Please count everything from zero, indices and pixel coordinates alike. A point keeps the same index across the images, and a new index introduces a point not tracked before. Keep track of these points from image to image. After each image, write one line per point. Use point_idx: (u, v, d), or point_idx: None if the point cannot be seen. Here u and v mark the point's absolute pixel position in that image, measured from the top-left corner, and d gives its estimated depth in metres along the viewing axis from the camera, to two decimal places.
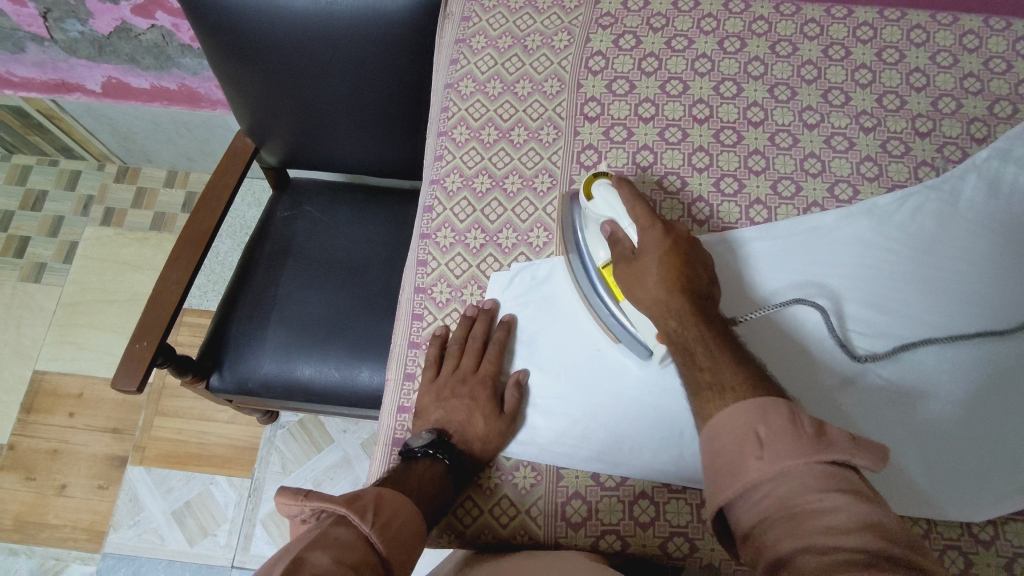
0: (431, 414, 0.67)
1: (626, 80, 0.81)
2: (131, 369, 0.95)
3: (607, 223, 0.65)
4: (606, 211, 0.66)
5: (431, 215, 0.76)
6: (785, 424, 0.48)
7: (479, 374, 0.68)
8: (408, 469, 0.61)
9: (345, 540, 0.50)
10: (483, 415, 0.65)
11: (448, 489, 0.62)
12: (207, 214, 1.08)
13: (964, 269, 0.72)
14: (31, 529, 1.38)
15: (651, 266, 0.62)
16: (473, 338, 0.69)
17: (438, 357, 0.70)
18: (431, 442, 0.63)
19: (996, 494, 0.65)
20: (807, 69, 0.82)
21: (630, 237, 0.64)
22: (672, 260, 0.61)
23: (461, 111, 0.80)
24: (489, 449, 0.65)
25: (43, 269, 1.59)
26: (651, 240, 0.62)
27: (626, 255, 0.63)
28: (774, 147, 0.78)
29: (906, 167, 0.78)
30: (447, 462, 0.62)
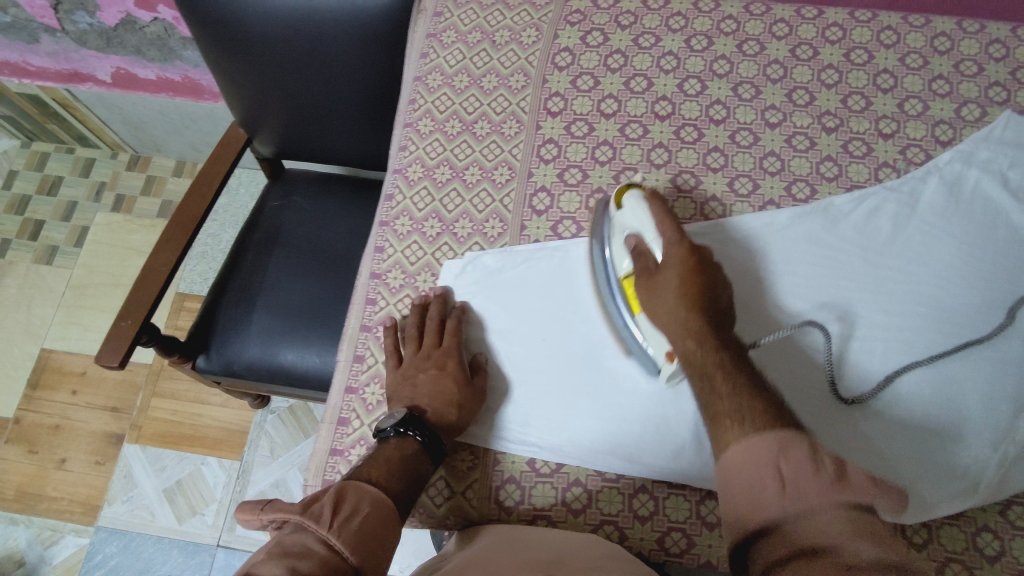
0: (403, 396, 0.67)
1: (591, 76, 0.82)
2: (115, 345, 0.99)
3: (633, 236, 0.66)
4: (632, 222, 0.66)
5: (391, 204, 0.78)
6: (807, 463, 0.47)
7: (442, 349, 0.69)
8: (377, 451, 0.61)
9: (300, 548, 0.49)
10: (451, 383, 0.66)
11: (424, 463, 0.62)
12: (199, 199, 1.11)
13: (918, 274, 0.73)
14: (30, 500, 1.44)
15: (671, 287, 0.61)
16: (430, 319, 0.71)
17: (395, 346, 0.71)
18: (402, 421, 0.63)
19: (945, 493, 0.65)
20: (773, 68, 0.82)
21: (654, 252, 0.64)
22: (694, 278, 0.61)
23: (427, 104, 0.82)
24: (466, 415, 0.66)
25: (55, 251, 1.65)
26: (674, 256, 0.62)
27: (648, 270, 0.64)
28: (734, 145, 0.79)
29: (867, 168, 0.78)
30: (419, 438, 0.62)
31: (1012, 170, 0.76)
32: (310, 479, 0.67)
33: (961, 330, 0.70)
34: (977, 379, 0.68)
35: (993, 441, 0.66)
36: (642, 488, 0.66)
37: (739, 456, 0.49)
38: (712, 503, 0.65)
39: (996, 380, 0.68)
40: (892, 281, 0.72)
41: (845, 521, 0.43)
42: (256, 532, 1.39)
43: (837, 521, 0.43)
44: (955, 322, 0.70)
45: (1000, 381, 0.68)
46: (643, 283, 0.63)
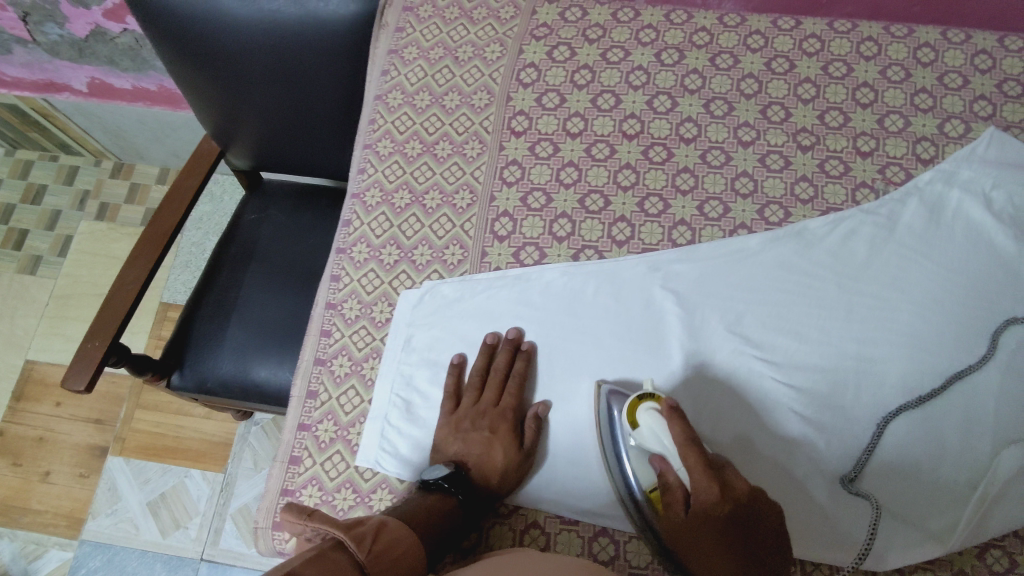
0: (449, 446, 0.65)
1: (556, 93, 0.79)
2: (82, 367, 0.97)
3: (658, 459, 0.58)
4: (654, 443, 0.59)
5: (348, 230, 0.75)
6: None
7: (500, 407, 0.66)
8: (420, 499, 0.60)
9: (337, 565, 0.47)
10: (502, 447, 0.64)
11: (457, 524, 0.60)
12: (169, 215, 1.09)
13: (895, 303, 0.69)
14: (15, 513, 1.44)
15: (705, 531, 0.55)
16: (495, 370, 0.67)
17: (454, 390, 0.67)
18: (448, 476, 0.62)
19: (908, 539, 0.63)
20: (747, 83, 0.79)
21: (682, 483, 0.57)
22: (732, 530, 0.54)
23: (387, 124, 0.79)
24: (510, 481, 0.63)
25: (39, 261, 1.64)
26: (701, 505, 0.55)
27: (676, 509, 0.56)
28: (705, 165, 0.76)
29: (844, 189, 0.74)
30: (460, 497, 0.61)
31: (995, 191, 0.72)
32: (260, 521, 0.66)
33: (941, 360, 0.67)
34: (955, 410, 0.65)
35: (973, 476, 0.63)
36: (603, 533, 0.64)
37: None
38: None
39: (976, 412, 0.65)
40: (865, 311, 0.69)
41: None
42: (239, 546, 1.38)
43: None
44: (931, 355, 0.67)
45: (981, 412, 0.65)
46: (674, 524, 0.57)
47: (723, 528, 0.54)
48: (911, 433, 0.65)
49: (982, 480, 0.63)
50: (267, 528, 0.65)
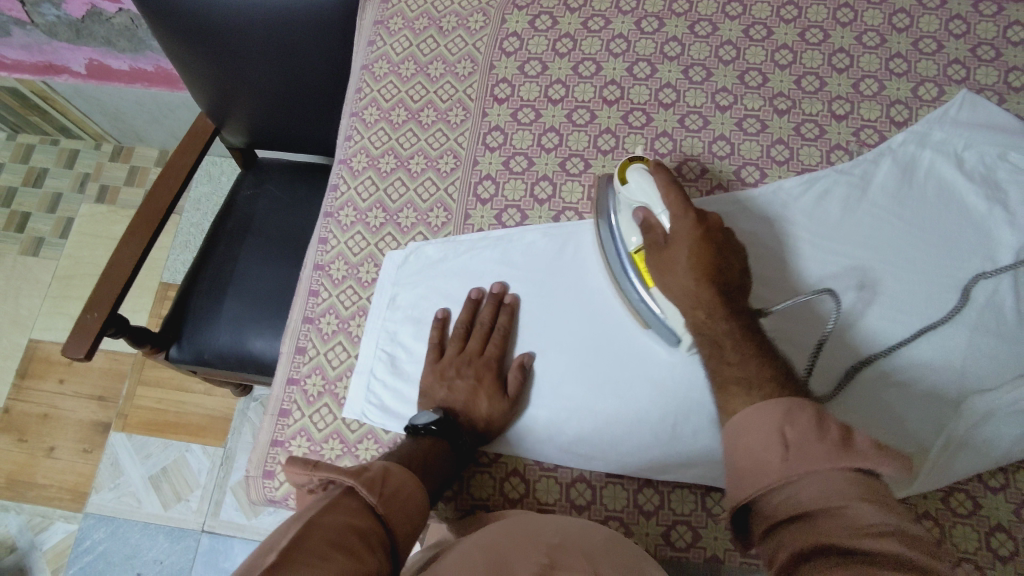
0: (436, 395, 0.67)
1: (538, 61, 0.81)
2: (81, 337, 1.00)
3: (641, 210, 0.64)
4: (638, 196, 0.64)
5: (336, 195, 0.78)
6: (808, 426, 0.48)
7: (484, 357, 0.68)
8: (413, 443, 0.62)
9: (351, 510, 0.50)
10: (487, 396, 0.66)
11: (451, 466, 0.63)
12: (166, 190, 1.11)
13: (867, 259, 0.71)
14: (21, 488, 1.47)
15: (681, 257, 0.61)
16: (478, 323, 0.69)
17: (439, 342, 0.70)
18: (437, 420, 0.64)
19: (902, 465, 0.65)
20: (725, 49, 0.80)
21: (664, 225, 0.63)
22: (705, 250, 0.60)
23: (373, 92, 0.81)
24: (495, 428, 0.66)
25: (41, 243, 1.67)
26: (681, 231, 0.61)
27: (658, 242, 0.63)
28: (683, 130, 0.78)
29: (818, 151, 0.76)
30: (450, 442, 0.63)
31: (967, 152, 0.74)
32: (250, 471, 0.68)
33: (911, 314, 0.69)
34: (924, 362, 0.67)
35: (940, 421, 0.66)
36: (580, 479, 0.67)
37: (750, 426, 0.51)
38: (649, 491, 0.66)
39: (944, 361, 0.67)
40: (838, 263, 0.71)
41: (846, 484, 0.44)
42: (239, 517, 1.41)
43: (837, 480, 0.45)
44: (898, 310, 0.69)
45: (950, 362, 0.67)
46: (655, 255, 0.63)
47: (695, 257, 0.60)
48: (877, 381, 0.67)
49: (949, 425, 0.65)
50: (256, 477, 0.68)
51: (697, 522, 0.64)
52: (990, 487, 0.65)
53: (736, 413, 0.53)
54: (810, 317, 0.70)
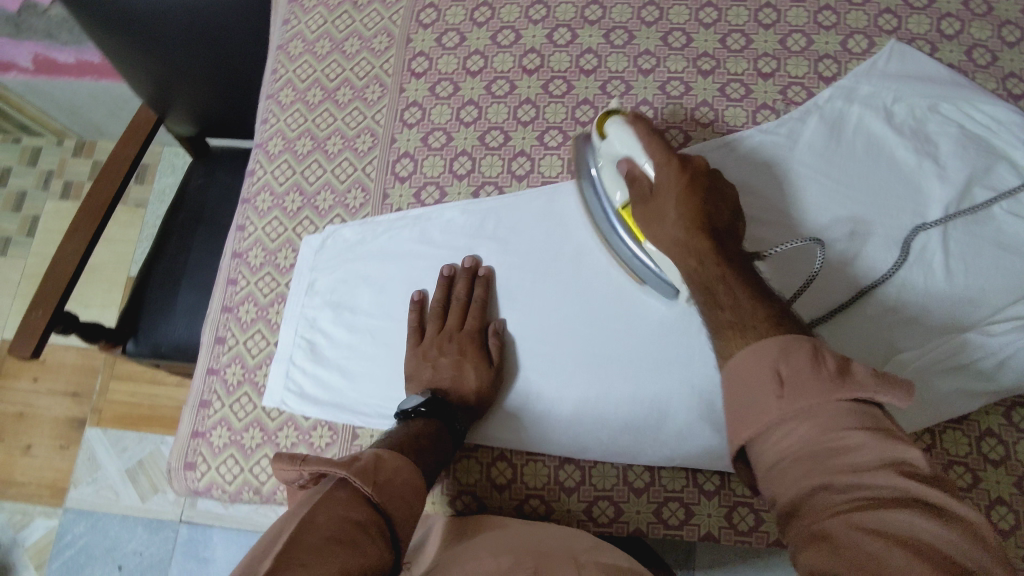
0: (420, 376, 0.67)
1: (456, 32, 0.79)
2: (27, 335, 0.99)
3: (625, 162, 0.63)
4: (622, 150, 0.63)
5: (252, 180, 0.76)
6: (806, 364, 0.45)
7: (464, 331, 0.68)
8: (404, 426, 0.61)
9: (346, 506, 0.47)
10: (472, 367, 0.66)
11: (448, 443, 0.61)
12: (108, 182, 1.10)
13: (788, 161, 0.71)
14: (2, 486, 1.50)
15: (669, 207, 0.59)
16: (455, 298, 0.69)
17: (418, 322, 0.69)
18: (425, 402, 0.63)
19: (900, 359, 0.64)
20: (648, 10, 0.78)
21: (648, 174, 0.61)
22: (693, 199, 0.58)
23: (288, 73, 0.79)
24: (484, 401, 0.66)
25: (8, 243, 1.67)
26: (667, 177, 0.59)
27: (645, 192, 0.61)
28: (605, 96, 0.75)
29: (744, 112, 0.74)
30: (441, 419, 0.62)
31: (897, 105, 0.72)
32: (172, 463, 0.68)
33: (842, 277, 0.67)
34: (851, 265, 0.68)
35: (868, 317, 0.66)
36: (501, 457, 0.67)
37: (747, 360, 0.48)
38: (570, 467, 0.66)
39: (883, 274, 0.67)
40: (766, 223, 0.69)
41: (847, 414, 0.43)
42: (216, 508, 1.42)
43: (839, 414, 0.43)
44: (831, 271, 0.67)
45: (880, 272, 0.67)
46: (644, 208, 0.61)
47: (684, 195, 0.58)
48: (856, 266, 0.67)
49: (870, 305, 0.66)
50: (178, 469, 0.68)
51: (618, 497, 0.65)
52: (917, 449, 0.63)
53: (730, 358, 0.50)
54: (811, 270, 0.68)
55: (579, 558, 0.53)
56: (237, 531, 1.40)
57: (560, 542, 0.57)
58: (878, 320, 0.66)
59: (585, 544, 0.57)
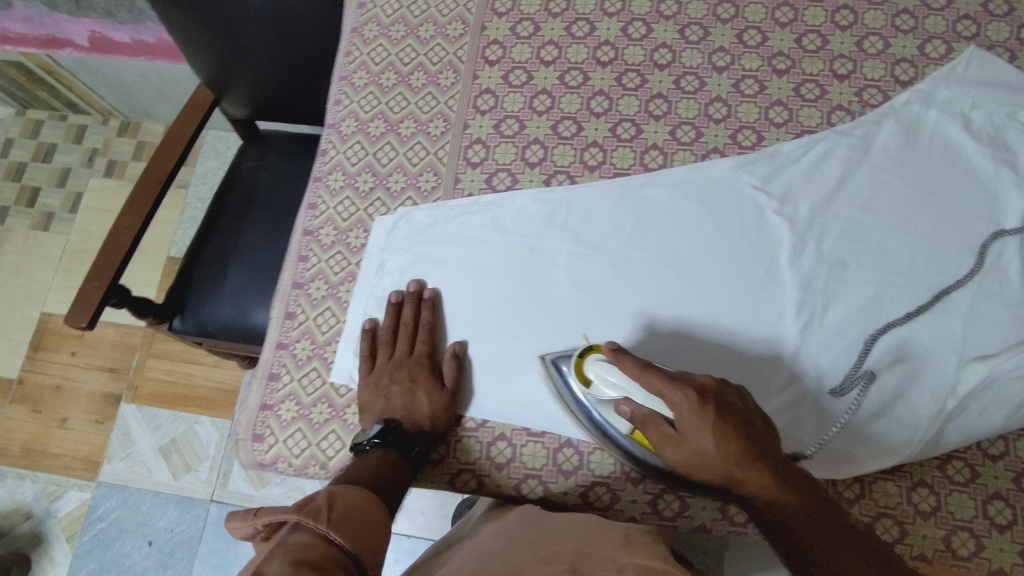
0: (374, 405, 0.68)
1: (531, 21, 0.79)
2: (82, 306, 1.01)
3: (624, 401, 0.58)
4: (614, 389, 0.59)
5: (325, 159, 0.77)
6: None
7: (415, 357, 0.69)
8: (359, 461, 0.64)
9: (306, 542, 0.52)
10: (425, 393, 0.67)
11: (402, 470, 0.64)
12: (163, 161, 1.11)
13: (731, 348, 0.67)
14: (36, 457, 1.51)
15: (709, 445, 0.54)
16: (404, 324, 0.70)
17: (369, 351, 0.69)
18: (379, 432, 0.65)
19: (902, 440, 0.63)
20: (724, 7, 0.78)
21: (664, 413, 0.57)
22: (730, 435, 0.54)
23: (362, 55, 0.80)
24: (440, 425, 0.67)
25: (52, 218, 1.69)
26: (690, 418, 0.55)
27: (669, 434, 0.56)
28: (679, 91, 0.76)
29: (819, 112, 0.74)
30: (397, 448, 0.65)
31: (975, 111, 0.71)
32: (240, 433, 0.69)
33: (915, 283, 0.67)
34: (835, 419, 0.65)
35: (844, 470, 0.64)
36: (568, 444, 0.67)
37: None
38: None
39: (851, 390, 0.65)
40: (833, 230, 0.70)
41: None
42: (247, 489, 1.44)
43: None
44: (907, 276, 0.67)
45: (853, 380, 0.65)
46: (676, 450, 0.56)
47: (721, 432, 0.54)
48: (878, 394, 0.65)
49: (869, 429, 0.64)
50: (246, 440, 0.69)
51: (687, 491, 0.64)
52: (989, 454, 0.64)
53: None
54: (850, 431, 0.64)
55: (615, 558, 0.53)
56: None
57: (592, 539, 0.58)
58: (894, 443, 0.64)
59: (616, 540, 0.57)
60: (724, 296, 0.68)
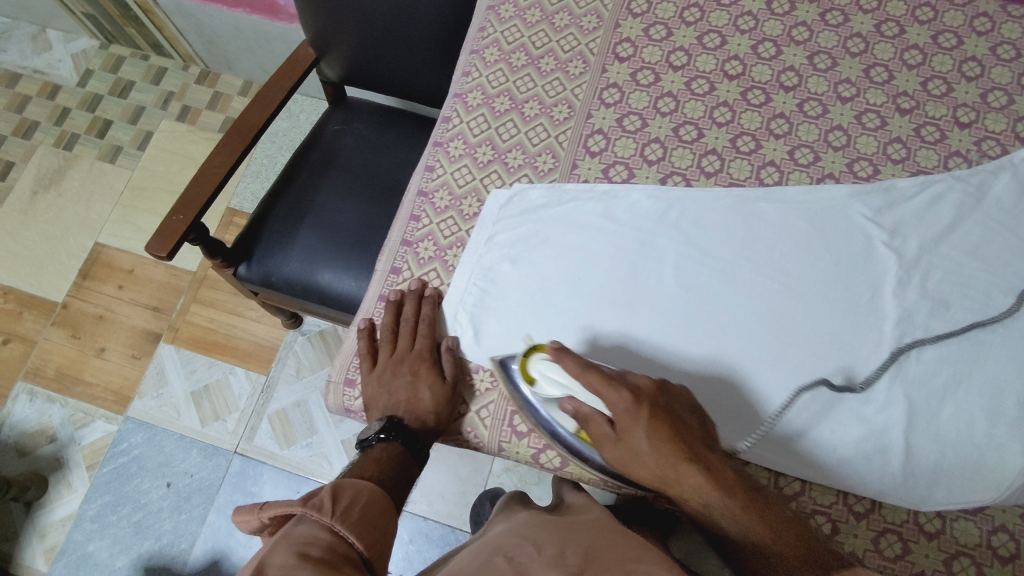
0: (380, 400, 0.72)
1: (664, 26, 0.81)
2: (164, 236, 1.02)
3: (566, 400, 0.62)
4: (555, 390, 0.62)
5: (447, 126, 0.79)
6: None
7: (416, 350, 0.71)
8: (364, 455, 0.71)
9: (310, 536, 0.57)
10: (427, 386, 0.69)
11: (406, 464, 0.71)
12: (259, 110, 1.13)
13: (673, 355, 0.69)
14: (69, 382, 1.52)
15: (642, 445, 0.59)
16: (403, 319, 0.72)
17: (371, 347, 0.74)
18: (383, 428, 0.71)
19: (959, 485, 0.64)
20: (854, 41, 0.80)
21: (600, 412, 0.61)
22: (662, 431, 0.59)
23: (496, 33, 0.82)
24: (442, 418, 0.69)
25: (119, 152, 1.71)
26: (627, 416, 0.60)
27: (607, 435, 0.61)
28: (801, 114, 0.77)
29: (936, 155, 0.75)
30: (400, 441, 0.71)
31: None
32: (333, 377, 0.75)
33: (1014, 335, 0.68)
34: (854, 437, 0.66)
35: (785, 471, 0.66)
36: None
37: None
38: None
39: (789, 405, 0.67)
40: (939, 270, 0.70)
41: None
42: (273, 446, 1.45)
43: None
44: (1009, 326, 0.68)
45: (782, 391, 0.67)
46: (613, 449, 0.61)
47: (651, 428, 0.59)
48: (930, 433, 0.65)
49: (910, 466, 0.65)
50: (338, 384, 0.74)
51: None
52: None
53: None
54: (898, 469, 0.65)
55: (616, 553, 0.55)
56: (289, 474, 1.42)
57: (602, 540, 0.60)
58: (950, 480, 0.64)
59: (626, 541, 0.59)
60: (823, 313, 0.70)
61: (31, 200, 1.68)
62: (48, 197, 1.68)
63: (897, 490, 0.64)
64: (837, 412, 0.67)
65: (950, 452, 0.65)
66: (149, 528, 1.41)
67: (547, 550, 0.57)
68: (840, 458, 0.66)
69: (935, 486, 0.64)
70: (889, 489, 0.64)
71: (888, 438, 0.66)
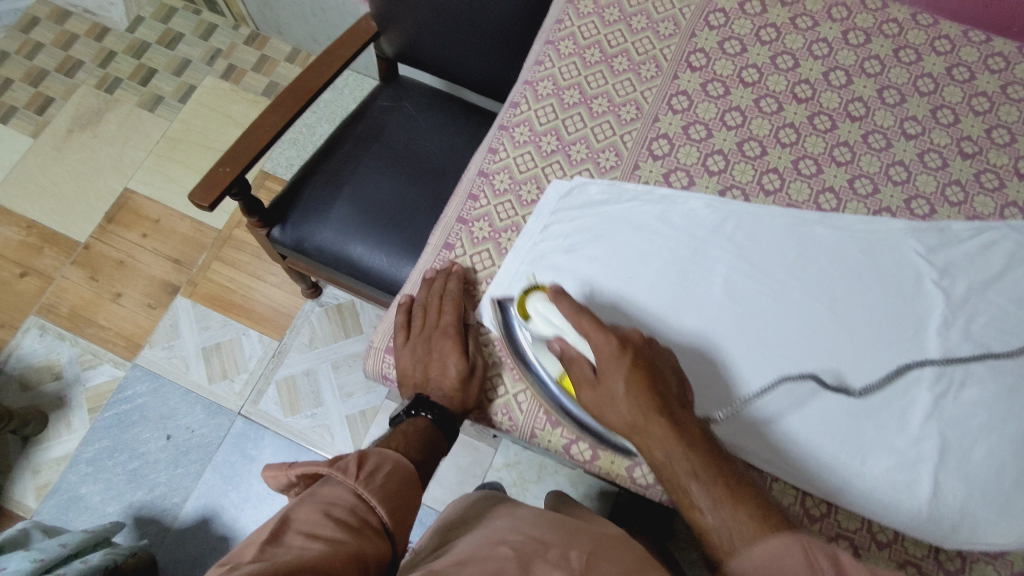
0: (412, 375, 0.74)
1: (739, 41, 0.82)
2: (209, 187, 1.02)
3: (556, 339, 0.64)
4: (547, 329, 0.65)
5: (515, 111, 0.80)
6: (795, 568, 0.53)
7: (442, 326, 0.72)
8: (395, 429, 0.74)
9: (334, 497, 0.56)
10: (453, 363, 0.70)
11: (436, 438, 0.73)
12: (317, 75, 1.13)
13: (690, 344, 0.69)
14: (81, 323, 1.52)
15: (618, 389, 0.61)
16: (431, 295, 0.73)
17: (405, 322, 0.76)
18: (414, 404, 0.74)
19: (984, 529, 0.63)
20: (924, 81, 0.81)
21: (585, 356, 0.63)
22: (638, 380, 0.60)
23: (573, 27, 0.84)
24: (468, 394, 0.69)
25: (160, 101, 1.72)
26: (607, 360, 0.61)
27: (588, 376, 0.63)
28: (865, 145, 0.78)
29: (993, 203, 0.76)
30: (430, 417, 0.73)
31: None
32: (374, 341, 0.76)
33: None
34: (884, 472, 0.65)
35: (815, 490, 0.65)
36: None
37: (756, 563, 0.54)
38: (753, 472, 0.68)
39: (809, 410, 0.67)
40: (985, 315, 0.70)
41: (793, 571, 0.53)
42: (277, 413, 1.44)
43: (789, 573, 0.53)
44: None
45: (821, 415, 0.67)
46: (590, 391, 0.62)
47: (629, 374, 0.60)
48: (960, 475, 0.65)
49: (934, 503, 0.64)
50: (379, 348, 0.76)
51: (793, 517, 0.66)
52: None
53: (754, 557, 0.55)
54: (922, 507, 0.64)
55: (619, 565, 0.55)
56: (290, 442, 1.42)
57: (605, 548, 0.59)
58: (977, 522, 0.63)
59: (626, 557, 0.57)
60: (867, 343, 0.69)
61: (66, 138, 1.68)
62: (83, 137, 1.68)
63: (916, 525, 0.64)
64: (867, 443, 0.66)
65: (977, 495, 0.64)
66: (143, 478, 1.40)
67: (551, 550, 0.56)
68: (864, 488, 0.65)
69: (958, 528, 0.63)
70: (909, 523, 0.64)
71: (917, 475, 0.65)
